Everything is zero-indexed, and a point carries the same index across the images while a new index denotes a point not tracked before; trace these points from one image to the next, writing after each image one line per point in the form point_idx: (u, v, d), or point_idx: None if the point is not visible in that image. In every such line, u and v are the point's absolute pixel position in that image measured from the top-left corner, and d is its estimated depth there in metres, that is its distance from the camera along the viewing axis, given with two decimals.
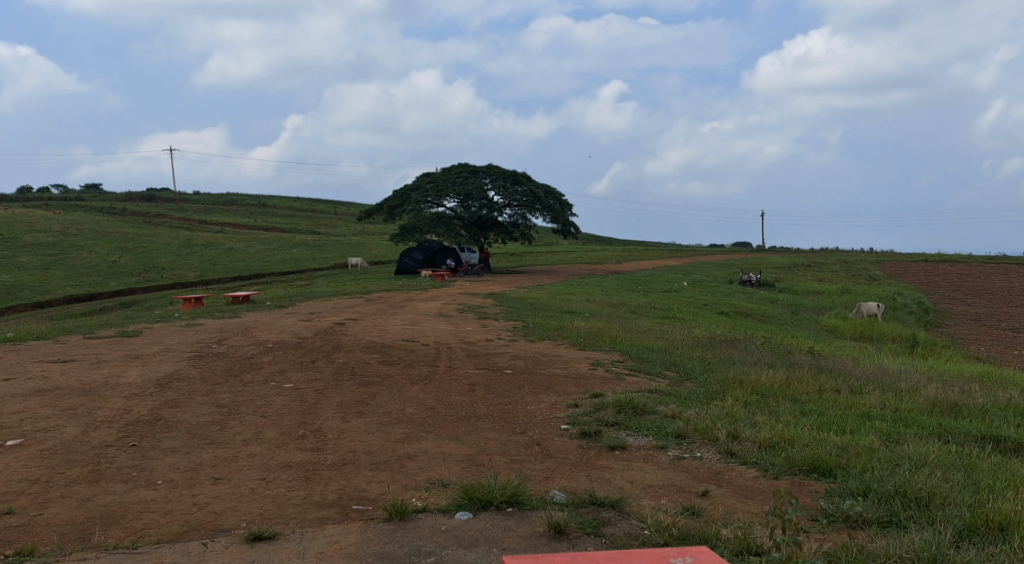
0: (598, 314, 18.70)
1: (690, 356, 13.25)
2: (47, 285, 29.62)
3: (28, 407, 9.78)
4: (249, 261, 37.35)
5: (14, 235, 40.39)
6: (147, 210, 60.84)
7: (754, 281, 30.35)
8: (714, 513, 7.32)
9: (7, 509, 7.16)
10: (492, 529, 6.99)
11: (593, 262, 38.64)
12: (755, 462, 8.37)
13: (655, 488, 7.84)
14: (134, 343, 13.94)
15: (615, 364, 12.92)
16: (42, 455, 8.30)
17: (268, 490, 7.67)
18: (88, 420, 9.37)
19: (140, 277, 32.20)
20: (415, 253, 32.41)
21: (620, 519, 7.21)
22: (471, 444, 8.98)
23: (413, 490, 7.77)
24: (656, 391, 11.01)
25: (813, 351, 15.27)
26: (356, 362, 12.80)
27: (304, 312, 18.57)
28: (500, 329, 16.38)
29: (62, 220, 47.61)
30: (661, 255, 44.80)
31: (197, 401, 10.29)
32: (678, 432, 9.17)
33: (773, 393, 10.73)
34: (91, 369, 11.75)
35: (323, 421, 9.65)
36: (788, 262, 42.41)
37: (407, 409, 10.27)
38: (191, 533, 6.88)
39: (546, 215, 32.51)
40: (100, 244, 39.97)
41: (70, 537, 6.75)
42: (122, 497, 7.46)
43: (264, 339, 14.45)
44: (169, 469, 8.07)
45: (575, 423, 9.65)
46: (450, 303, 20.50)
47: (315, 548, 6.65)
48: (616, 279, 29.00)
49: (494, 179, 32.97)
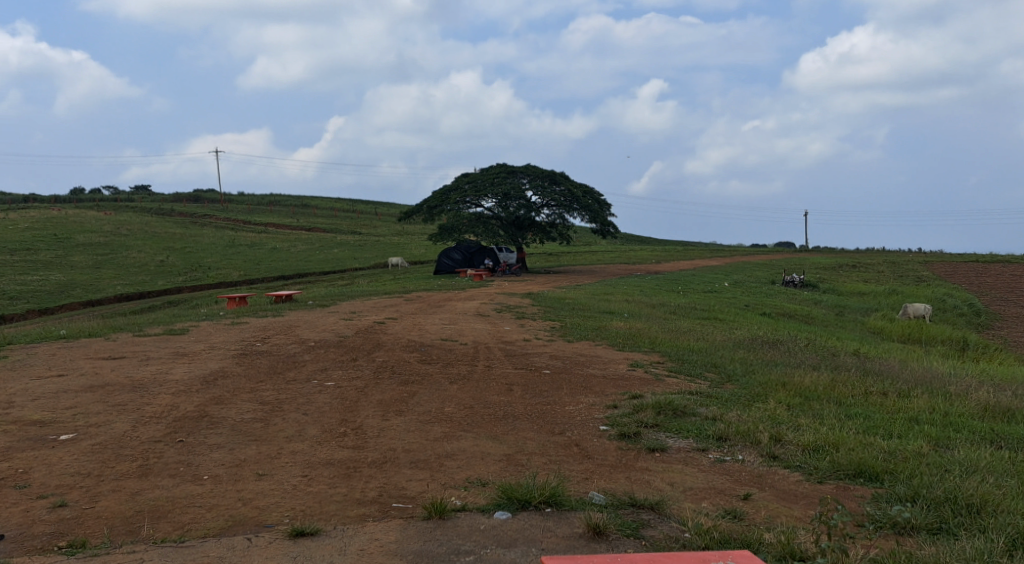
0: (637, 314, 18.61)
1: (731, 358, 13.14)
2: (98, 284, 30.20)
3: (80, 403, 10.00)
4: (291, 261, 37.74)
5: (66, 235, 41.29)
6: (193, 211, 61.73)
7: (798, 281, 30.03)
8: (756, 517, 7.26)
9: (60, 502, 7.32)
10: (531, 529, 7.01)
11: (631, 262, 38.44)
12: (798, 466, 8.28)
13: (695, 491, 7.80)
14: (181, 340, 14.19)
15: (655, 365, 12.87)
16: (93, 450, 8.48)
17: (310, 487, 7.76)
18: (137, 416, 9.56)
19: (187, 276, 32.73)
20: (453, 253, 32.65)
21: (660, 522, 7.18)
22: (509, 444, 9.00)
23: (452, 488, 7.81)
24: (696, 393, 10.93)
25: (857, 353, 15.04)
26: (396, 360, 12.90)
27: (345, 312, 18.75)
28: (538, 329, 16.38)
29: (112, 220, 48.47)
30: (702, 256, 44.48)
31: (242, 398, 10.44)
32: (719, 434, 9.11)
33: (817, 396, 10.61)
34: (141, 366, 11.98)
35: (363, 419, 9.74)
36: (833, 263, 41.61)
37: (445, 407, 10.32)
38: (236, 528, 6.99)
39: (584, 215, 32.39)
40: (149, 244, 40.71)
41: (120, 530, 6.89)
42: (169, 491, 7.60)
43: (306, 337, 14.62)
44: (215, 465, 8.21)
45: (614, 424, 9.62)
46: (489, 303, 20.56)
47: (356, 545, 6.72)
48: (657, 279, 28.85)
49: (532, 179, 32.93)
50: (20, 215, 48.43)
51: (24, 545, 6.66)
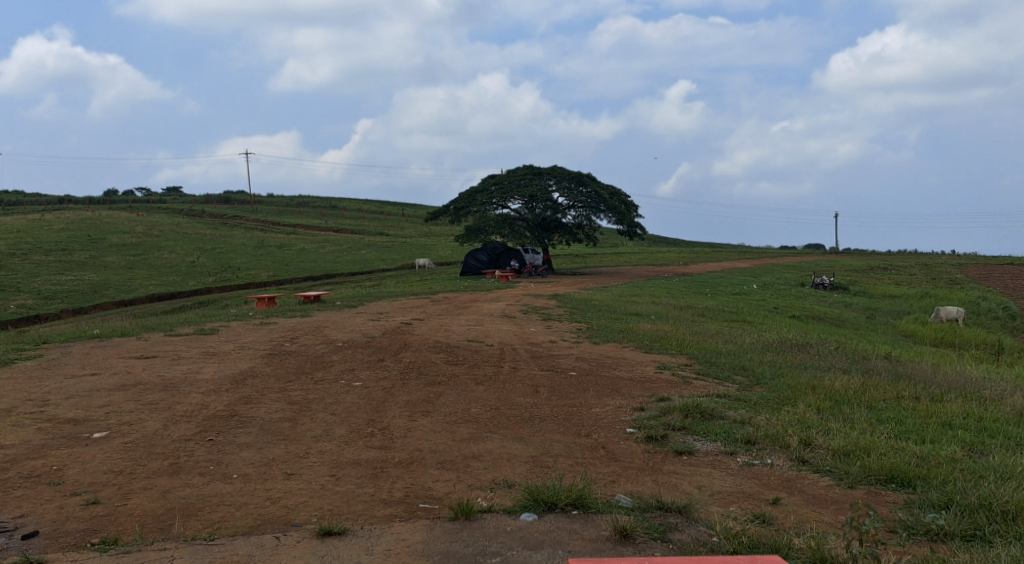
0: (665, 317, 18.51)
1: (760, 361, 13.01)
2: (130, 284, 30.56)
3: (113, 401, 10.12)
4: (319, 261, 37.96)
5: (100, 235, 41.86)
6: (223, 212, 62.29)
7: (828, 284, 29.76)
8: (786, 522, 7.19)
9: (93, 499, 7.42)
10: (557, 531, 6.99)
11: (658, 264, 38.22)
12: (829, 470, 8.20)
13: (723, 495, 7.74)
14: (212, 340, 14.32)
15: (682, 367, 12.78)
16: (125, 448, 8.57)
17: (338, 486, 7.80)
18: (169, 415, 9.65)
19: (217, 277, 33.03)
20: (480, 254, 32.70)
21: (687, 525, 7.14)
22: (536, 446, 8.99)
23: (478, 489, 7.81)
24: (724, 396, 10.84)
25: (889, 357, 14.85)
26: (422, 361, 12.93)
27: (372, 313, 18.83)
28: (564, 331, 16.35)
29: (145, 221, 49.05)
30: (731, 258, 44.24)
31: (271, 398, 10.51)
32: (748, 438, 9.05)
33: (847, 399, 10.51)
34: (172, 365, 12.11)
35: (391, 420, 9.78)
36: (863, 265, 41.14)
37: (472, 408, 10.35)
38: (265, 526, 7.04)
39: (611, 216, 32.24)
40: (180, 245, 41.12)
41: (150, 527, 6.97)
42: (200, 490, 7.67)
43: (334, 338, 14.71)
44: (244, 464, 8.28)
45: (641, 426, 9.59)
46: (515, 304, 20.52)
47: (384, 545, 6.74)
48: (684, 281, 28.67)
49: (559, 180, 32.88)
50: (55, 216, 49.18)
51: (58, 542, 6.75)
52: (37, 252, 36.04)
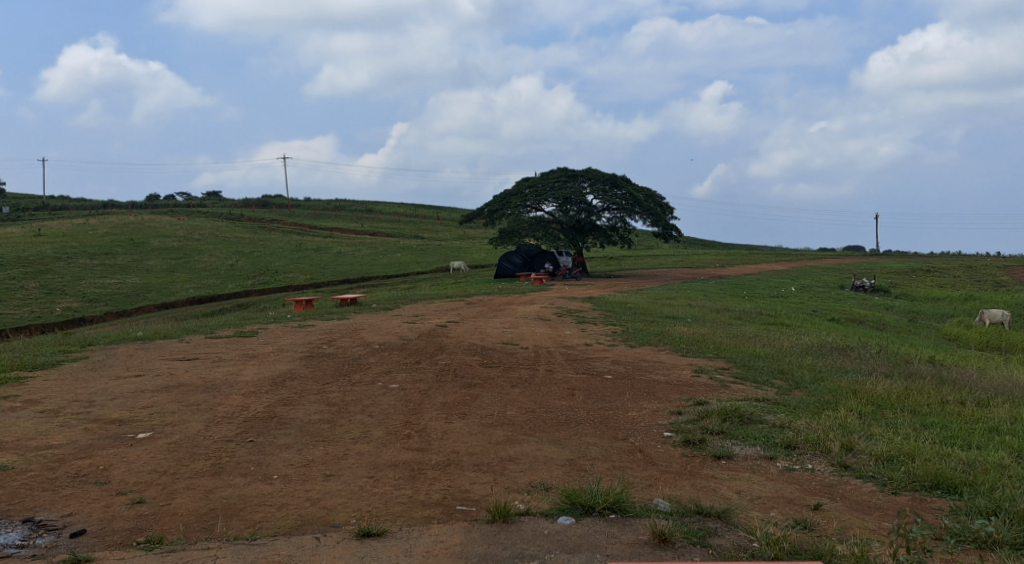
0: (701, 319, 18.38)
1: (799, 365, 12.87)
2: (172, 288, 31.00)
3: (156, 402, 10.28)
4: (356, 265, 38.24)
5: (143, 239, 42.56)
6: (261, 216, 63.02)
7: (868, 287, 29.35)
8: (828, 527, 7.11)
9: (138, 498, 7.54)
10: (594, 535, 6.97)
11: (694, 266, 38.00)
12: (872, 476, 8.08)
13: (764, 500, 7.66)
14: (251, 342, 14.48)
15: (720, 371, 12.66)
16: (169, 448, 8.70)
17: (376, 488, 7.84)
18: (210, 416, 9.78)
19: (255, 280, 33.38)
20: (514, 257, 32.74)
21: (727, 531, 7.07)
22: (573, 449, 8.97)
23: (515, 492, 7.81)
24: (763, 400, 10.74)
25: (932, 361, 14.59)
26: (458, 364, 12.95)
27: (408, 315, 18.90)
28: (600, 334, 16.29)
29: (185, 225, 49.82)
30: (768, 259, 43.91)
31: (309, 400, 10.60)
32: (788, 443, 8.95)
33: (890, 404, 10.34)
34: (213, 367, 12.26)
35: (427, 421, 9.82)
36: (905, 267, 40.48)
37: (507, 411, 10.34)
38: (305, 527, 7.10)
39: (646, 218, 32.10)
40: (220, 249, 41.66)
41: (193, 527, 7.06)
42: (241, 490, 7.76)
43: (371, 340, 14.80)
44: (284, 465, 8.35)
45: (678, 430, 9.53)
46: (550, 307, 20.50)
47: (421, 547, 6.77)
48: (721, 283, 28.42)
49: (593, 183, 32.78)
50: (98, 220, 50.15)
51: (104, 540, 6.86)
52: (82, 256, 36.73)
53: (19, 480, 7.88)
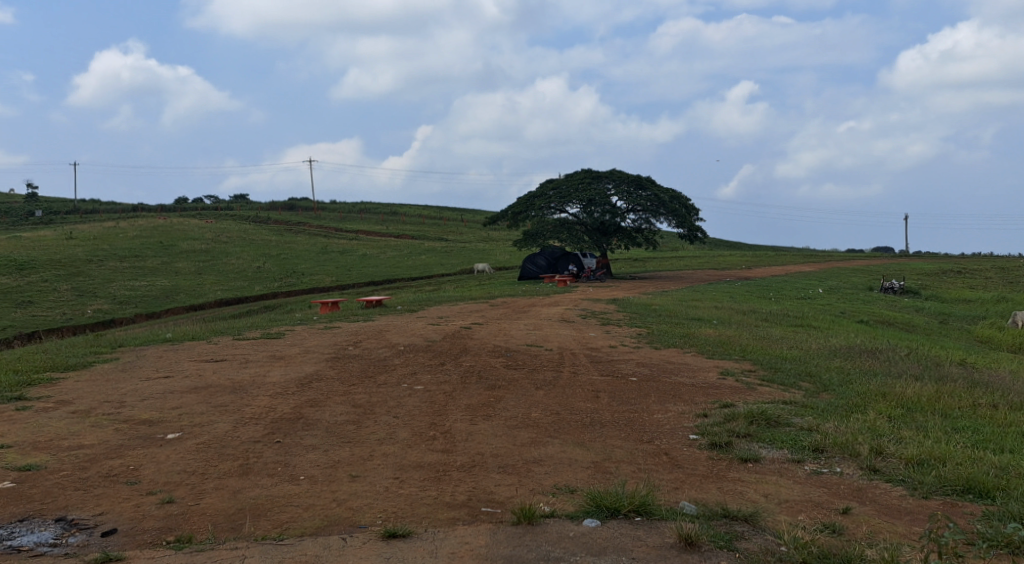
0: (727, 321, 18.28)
1: (827, 368, 12.75)
2: (200, 290, 31.29)
3: (185, 403, 10.39)
4: (381, 267, 38.40)
5: (171, 242, 43.02)
6: (288, 219, 63.53)
7: (897, 288, 29.07)
8: (857, 532, 7.04)
9: (168, 498, 7.61)
10: (620, 537, 6.95)
11: (720, 268, 37.83)
12: (901, 480, 7.99)
13: (791, 504, 7.60)
14: (278, 344, 14.58)
15: (746, 374, 12.57)
16: (197, 449, 8.79)
17: (401, 489, 7.87)
18: (237, 417, 9.86)
19: (282, 282, 33.59)
20: (538, 259, 32.74)
21: (754, 534, 7.02)
22: (597, 451, 8.95)
23: (540, 494, 7.80)
24: (791, 403, 10.64)
25: (963, 364, 14.40)
26: (482, 366, 12.96)
27: (433, 317, 18.95)
28: (625, 336, 16.23)
29: (213, 228, 50.28)
30: (795, 261, 43.61)
31: (335, 401, 10.67)
32: (815, 446, 8.87)
33: (920, 407, 10.22)
34: (241, 369, 12.36)
35: (452, 423, 9.83)
36: (936, 269, 39.99)
37: (532, 413, 10.33)
38: (331, 527, 7.13)
39: (671, 219, 31.94)
40: (247, 251, 42.02)
41: (222, 526, 7.12)
42: (269, 490, 7.81)
43: (396, 342, 14.85)
44: (311, 466, 8.39)
45: (704, 433, 9.47)
46: (575, 309, 20.48)
47: (447, 548, 6.78)
48: (747, 285, 28.27)
49: (618, 184, 32.65)
50: (129, 223, 50.78)
51: (135, 539, 6.93)
52: (112, 258, 37.19)
53: (51, 480, 7.98)
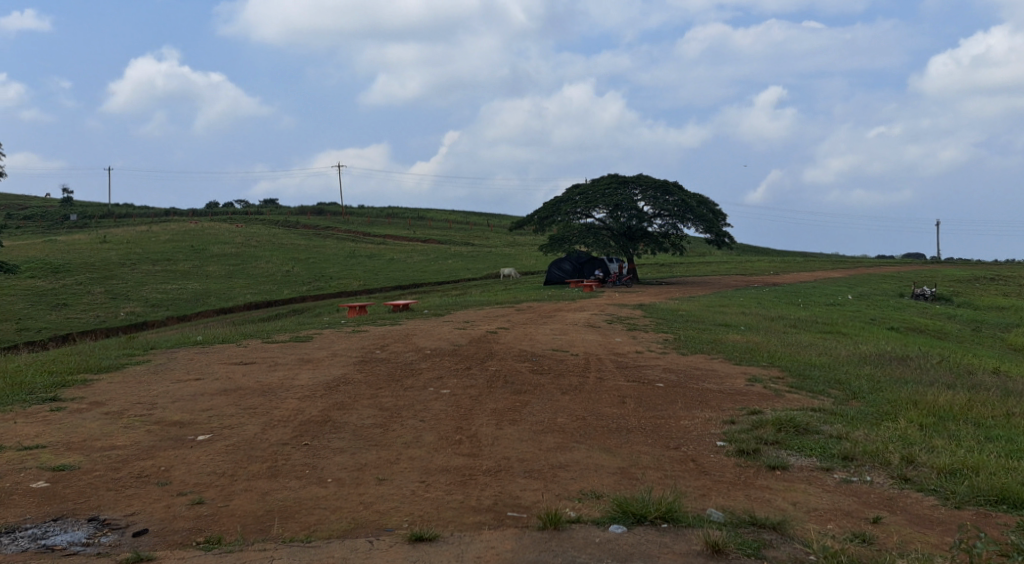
0: (755, 328, 18.15)
1: (856, 375, 12.60)
2: (229, 293, 31.56)
3: (215, 405, 10.49)
4: (408, 271, 38.54)
5: (202, 246, 43.43)
6: (317, 223, 63.83)
7: (928, 295, 28.78)
8: (888, 542, 6.96)
9: (198, 499, 7.69)
10: (646, 544, 6.92)
11: (748, 273, 37.64)
12: (934, 489, 7.89)
13: (821, 512, 7.53)
14: (306, 347, 14.68)
15: (774, 381, 12.46)
16: (227, 450, 8.87)
17: (428, 493, 7.89)
18: (267, 419, 9.93)
19: (310, 286, 33.82)
20: (564, 263, 32.69)
21: (782, 542, 6.97)
22: (624, 457, 8.91)
23: (566, 499, 7.79)
24: (820, 410, 10.53)
25: (996, 372, 14.17)
26: (508, 370, 12.96)
27: (458, 321, 18.96)
28: (651, 341, 16.18)
29: (243, 232, 50.74)
30: (824, 267, 43.24)
31: (362, 404, 10.72)
32: (845, 454, 8.78)
33: (952, 416, 10.09)
34: (269, 371, 12.45)
35: (478, 427, 9.86)
36: (968, 275, 39.48)
37: (558, 418, 10.32)
38: (358, 530, 7.16)
39: (698, 225, 31.76)
40: (276, 255, 42.31)
41: (250, 528, 7.18)
42: (297, 492, 7.87)
43: (422, 346, 14.91)
44: (338, 468, 8.44)
45: (731, 439, 9.40)
46: (600, 314, 20.46)
47: (473, 552, 6.80)
48: (775, 291, 28.05)
49: (645, 189, 32.52)
50: (160, 227, 51.34)
51: (166, 540, 7.00)
52: (144, 262, 37.60)
53: (85, 480, 8.09)
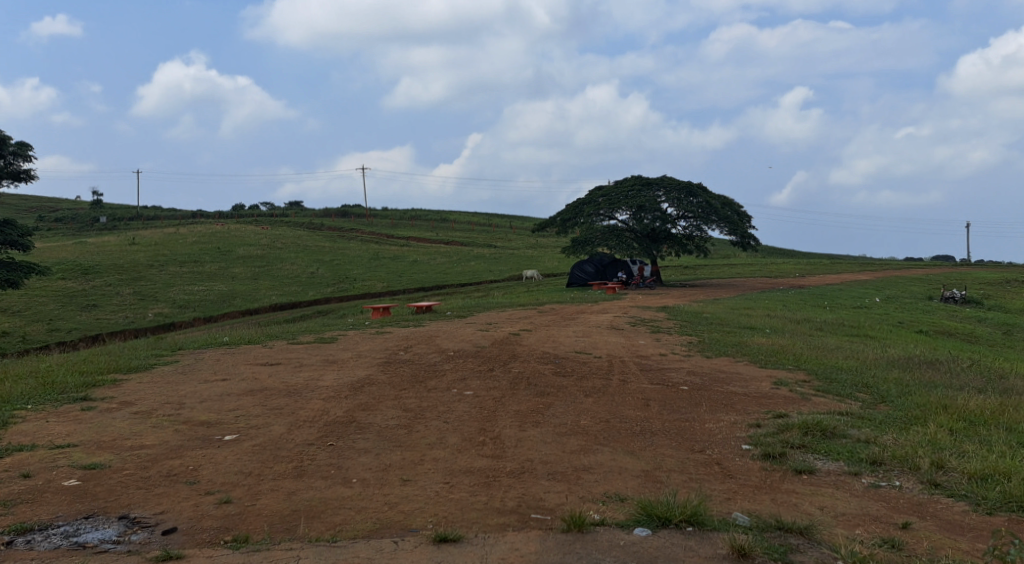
0: (781, 330, 18.02)
1: (884, 379, 12.48)
2: (255, 294, 31.78)
3: (242, 406, 10.56)
4: (431, 273, 38.63)
5: (228, 248, 43.78)
6: (341, 225, 64.20)
7: (958, 298, 28.48)
8: (918, 547, 6.88)
9: (225, 498, 7.74)
10: (672, 547, 6.88)
11: (773, 276, 37.42)
12: (964, 495, 7.79)
13: (849, 517, 7.45)
14: (331, 348, 14.74)
15: (801, 384, 12.35)
16: (253, 450, 8.93)
17: (452, 494, 7.89)
18: (293, 419, 10.00)
19: (334, 287, 33.98)
20: (587, 265, 32.62)
21: (810, 547, 6.90)
22: (648, 460, 8.87)
23: (590, 502, 7.76)
24: (847, 414, 10.42)
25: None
26: (531, 372, 12.94)
27: (482, 322, 19.00)
28: (675, 344, 16.10)
29: (269, 234, 51.11)
30: (850, 269, 42.89)
31: (387, 405, 10.76)
32: (873, 458, 8.68)
33: (983, 421, 9.95)
34: (295, 372, 12.52)
35: (501, 429, 9.85)
36: (998, 278, 39.02)
37: (581, 420, 10.30)
38: (383, 531, 7.17)
39: (723, 227, 31.58)
40: (301, 257, 42.57)
41: (277, 527, 7.21)
42: (322, 492, 7.90)
43: (446, 347, 14.94)
44: (363, 469, 8.47)
45: (757, 443, 9.33)
46: (624, 316, 20.39)
47: (497, 554, 6.79)
48: (801, 293, 27.85)
49: (668, 191, 32.40)
50: (187, 229, 51.84)
51: (194, 538, 7.05)
52: (172, 263, 37.95)
53: (115, 479, 8.16)
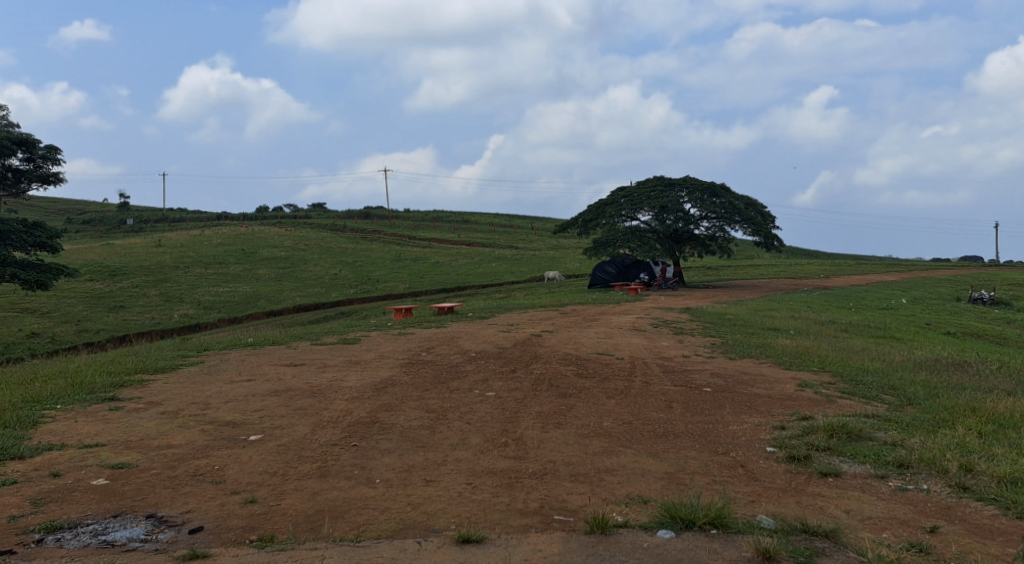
0: (804, 331, 17.92)
1: (911, 380, 12.35)
2: (280, 296, 32.01)
3: (267, 406, 10.63)
4: (454, 274, 38.74)
5: (252, 249, 44.10)
6: (364, 227, 64.53)
7: (986, 299, 28.18)
8: (946, 552, 6.80)
9: (250, 498, 7.79)
10: (695, 550, 6.85)
11: (798, 276, 37.17)
12: (993, 499, 7.69)
13: (875, 521, 7.38)
14: (354, 349, 14.81)
15: (826, 386, 12.25)
16: (278, 450, 8.98)
17: (474, 495, 7.90)
18: (316, 420, 10.05)
19: (357, 289, 34.18)
20: (608, 267, 32.52)
21: (836, 551, 6.84)
22: (671, 462, 8.83)
23: (613, 504, 7.74)
24: (873, 417, 10.32)
25: None
26: (554, 374, 12.92)
27: (504, 324, 19.04)
28: (698, 345, 16.04)
29: (293, 235, 51.47)
30: (876, 270, 42.55)
31: (409, 406, 10.78)
32: (900, 461, 8.60)
33: (1012, 424, 9.82)
34: (318, 373, 12.59)
35: (523, 430, 9.85)
36: None
37: (604, 422, 10.27)
38: (407, 531, 7.19)
39: (746, 227, 31.39)
40: (324, 258, 42.81)
41: (302, 527, 7.25)
42: (346, 492, 7.93)
43: (468, 348, 14.96)
44: (387, 469, 8.50)
45: (781, 445, 9.27)
46: (646, 317, 20.34)
47: (521, 555, 6.79)
48: (826, 295, 27.66)
49: (691, 191, 32.28)
50: (213, 231, 52.34)
51: (220, 537, 7.11)
52: (197, 265, 38.29)
53: (142, 478, 8.24)
